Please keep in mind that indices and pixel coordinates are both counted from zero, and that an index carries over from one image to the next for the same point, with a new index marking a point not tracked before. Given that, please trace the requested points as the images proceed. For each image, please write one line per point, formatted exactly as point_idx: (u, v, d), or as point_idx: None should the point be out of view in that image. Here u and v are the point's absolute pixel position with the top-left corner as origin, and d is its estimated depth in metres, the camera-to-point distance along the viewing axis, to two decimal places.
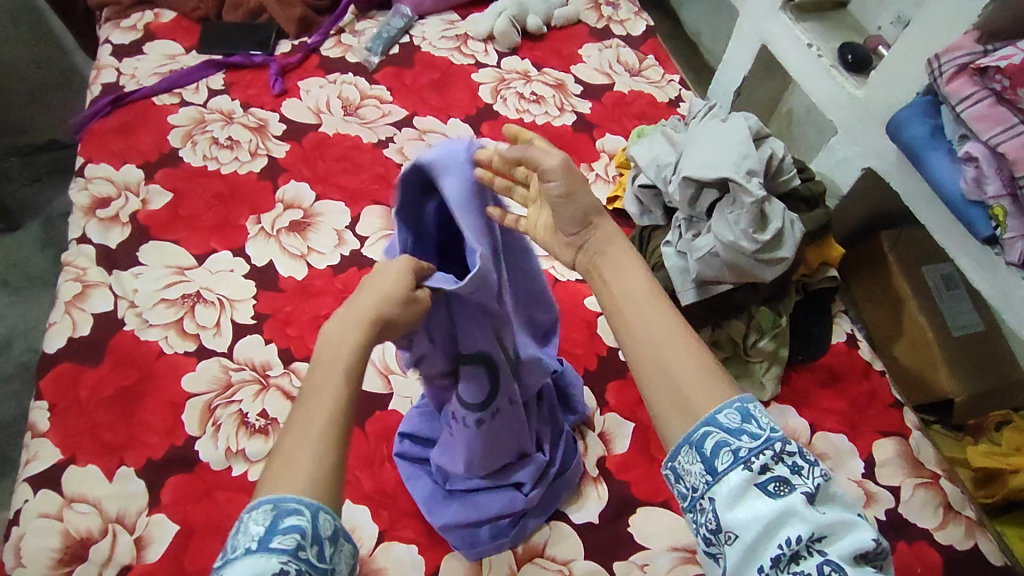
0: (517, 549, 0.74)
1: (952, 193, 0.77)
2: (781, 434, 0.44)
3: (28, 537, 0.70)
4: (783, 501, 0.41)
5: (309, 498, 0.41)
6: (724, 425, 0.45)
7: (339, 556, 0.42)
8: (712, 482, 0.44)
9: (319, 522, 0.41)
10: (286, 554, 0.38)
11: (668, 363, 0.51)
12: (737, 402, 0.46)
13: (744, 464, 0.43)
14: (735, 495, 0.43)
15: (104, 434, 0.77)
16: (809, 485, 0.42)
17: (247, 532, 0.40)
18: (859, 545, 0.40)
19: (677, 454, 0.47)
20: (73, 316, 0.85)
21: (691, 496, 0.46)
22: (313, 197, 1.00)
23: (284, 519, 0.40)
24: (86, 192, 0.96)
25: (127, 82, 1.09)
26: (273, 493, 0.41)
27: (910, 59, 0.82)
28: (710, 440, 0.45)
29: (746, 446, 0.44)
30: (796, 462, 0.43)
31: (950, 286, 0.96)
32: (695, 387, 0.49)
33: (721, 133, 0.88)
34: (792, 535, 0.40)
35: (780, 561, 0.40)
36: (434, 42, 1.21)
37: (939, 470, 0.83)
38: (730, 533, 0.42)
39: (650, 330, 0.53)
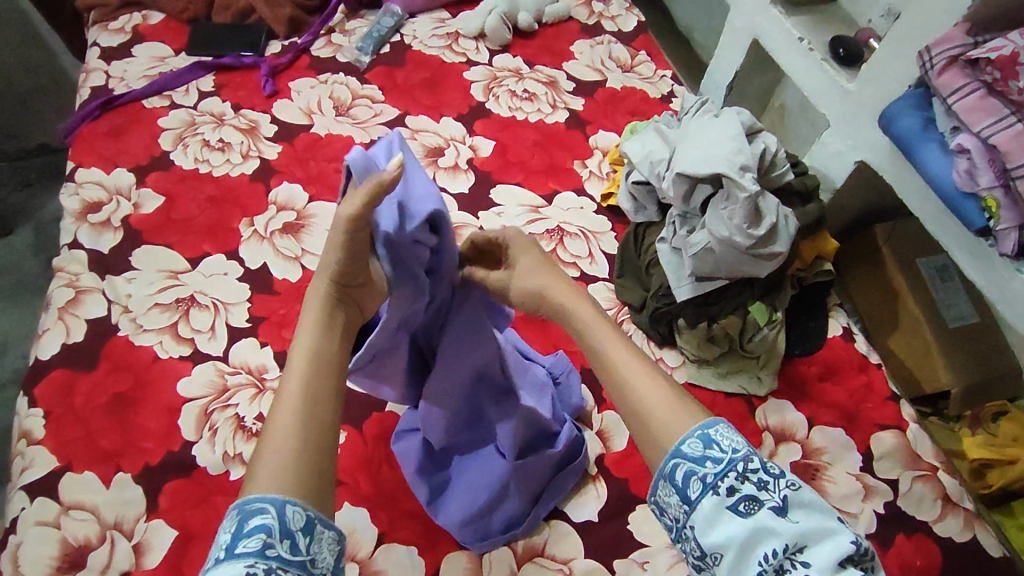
0: (517, 549, 0.74)
1: (946, 186, 0.76)
2: (743, 452, 0.45)
3: (26, 545, 0.70)
4: (755, 520, 0.43)
5: (274, 494, 0.42)
6: (688, 454, 0.46)
7: (318, 545, 0.42)
8: (690, 510, 0.45)
9: (286, 516, 0.41)
10: (252, 556, 0.39)
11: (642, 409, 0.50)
12: (696, 430, 0.47)
13: (712, 490, 0.44)
14: (711, 520, 0.44)
15: (100, 440, 0.77)
16: (776, 500, 0.43)
17: (217, 541, 0.40)
18: (839, 549, 0.40)
19: (656, 488, 0.48)
20: (66, 322, 0.84)
21: (676, 525, 0.47)
22: (307, 198, 0.99)
23: (248, 522, 0.40)
24: (77, 197, 0.95)
25: (116, 85, 1.08)
26: (242, 497, 0.42)
27: (901, 52, 0.82)
28: (680, 470, 0.46)
29: (711, 472, 0.45)
30: (761, 478, 0.44)
31: (945, 278, 0.97)
32: (664, 416, 0.49)
33: (714, 128, 0.88)
34: (769, 551, 0.42)
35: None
36: (425, 40, 1.21)
37: (935, 462, 0.83)
38: (715, 555, 0.44)
39: (615, 374, 0.54)
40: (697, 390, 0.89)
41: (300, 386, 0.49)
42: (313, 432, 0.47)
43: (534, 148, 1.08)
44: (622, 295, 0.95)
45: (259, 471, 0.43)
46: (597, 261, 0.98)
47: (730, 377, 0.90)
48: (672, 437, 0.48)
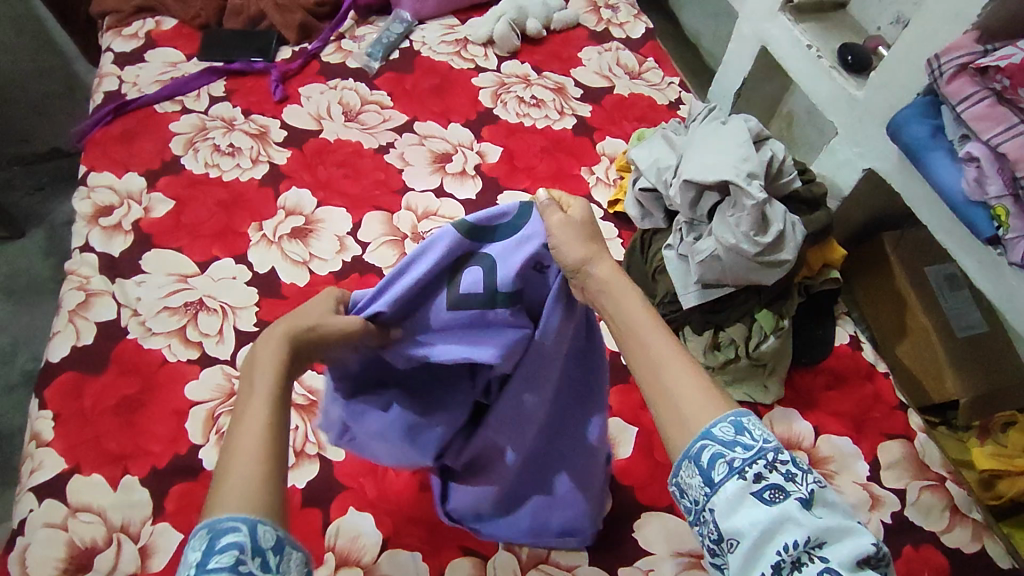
0: (521, 555, 0.74)
1: (954, 194, 0.76)
2: (774, 443, 0.44)
3: (34, 546, 0.70)
4: (779, 508, 0.42)
5: (245, 513, 0.41)
6: (718, 438, 0.45)
7: (287, 564, 0.42)
8: (711, 493, 0.44)
9: (258, 535, 0.40)
10: (225, 572, 0.38)
11: (674, 394, 0.48)
12: (730, 415, 0.46)
13: (739, 474, 0.43)
14: (733, 504, 0.43)
15: (108, 443, 0.77)
16: (803, 492, 0.42)
17: (187, 560, 0.40)
18: (860, 549, 0.40)
19: (678, 469, 0.47)
20: (77, 324, 0.85)
21: (695, 509, 0.46)
22: (315, 203, 1.00)
23: (220, 539, 0.39)
24: (88, 201, 0.97)
25: (128, 90, 1.09)
26: (208, 517, 0.41)
27: (911, 60, 0.82)
28: (707, 452, 0.45)
29: (740, 456, 0.44)
30: (790, 470, 0.43)
31: (954, 286, 0.96)
32: (693, 403, 0.47)
33: (721, 136, 0.88)
34: (789, 541, 0.41)
35: (782, 568, 0.41)
36: (434, 47, 1.21)
37: (944, 472, 0.83)
38: (732, 540, 0.43)
39: (655, 364, 0.50)
40: None
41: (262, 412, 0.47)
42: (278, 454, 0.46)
43: (541, 155, 1.09)
44: None
45: (223, 490, 0.42)
46: None
47: (736, 385, 0.89)
48: (697, 422, 0.46)
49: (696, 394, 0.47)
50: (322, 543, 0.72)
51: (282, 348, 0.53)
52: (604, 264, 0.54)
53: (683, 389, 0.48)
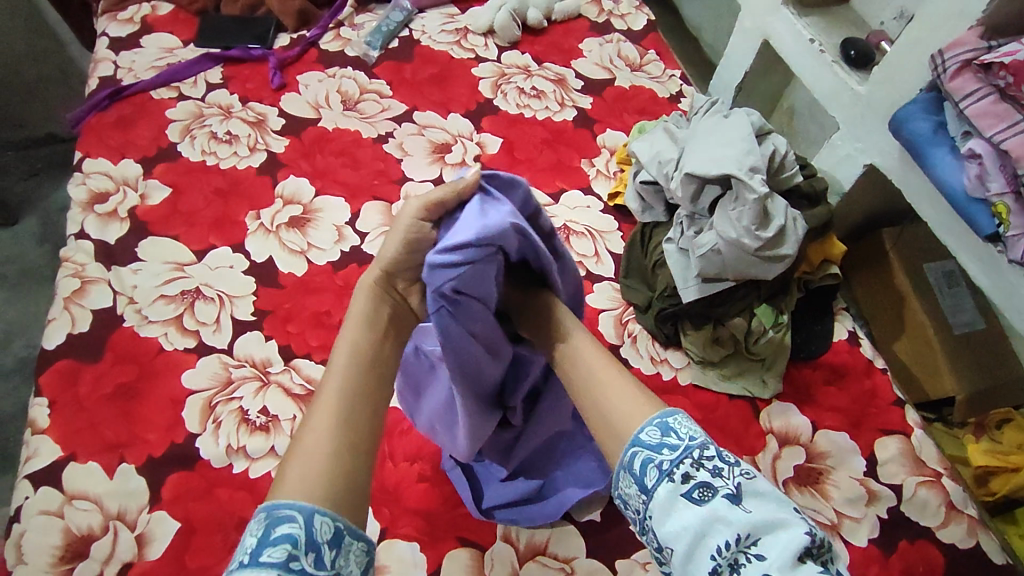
0: (519, 546, 0.74)
1: (954, 190, 0.77)
2: (699, 440, 0.46)
3: (30, 533, 0.70)
4: (708, 507, 0.43)
5: (302, 503, 0.42)
6: (646, 443, 0.47)
7: (344, 559, 0.41)
8: (648, 500, 0.45)
9: (313, 526, 0.41)
10: (278, 567, 0.38)
11: (609, 412, 0.52)
12: (656, 419, 0.49)
13: (668, 477, 0.45)
14: (667, 510, 0.44)
15: (104, 431, 0.77)
16: (730, 486, 0.43)
17: (242, 547, 0.40)
18: (792, 541, 0.40)
19: (618, 482, 0.48)
20: (72, 312, 0.84)
21: (637, 518, 0.47)
22: (313, 192, 0.99)
23: (275, 530, 0.40)
24: (83, 187, 0.95)
25: (124, 75, 1.08)
26: (269, 502, 0.42)
27: (914, 56, 0.81)
28: (638, 459, 0.47)
29: (667, 459, 0.45)
30: (717, 466, 0.44)
31: (951, 284, 0.96)
32: (621, 412, 0.51)
33: (723, 129, 0.87)
34: (721, 542, 0.41)
35: (719, 571, 0.41)
36: (434, 36, 1.20)
37: (940, 468, 0.83)
38: (669, 547, 0.44)
39: (589, 379, 0.56)
40: (702, 392, 0.88)
41: (339, 383, 0.51)
42: (350, 431, 0.49)
43: (541, 146, 1.08)
44: (628, 294, 0.94)
45: (285, 476, 0.44)
46: (602, 261, 0.97)
47: (734, 378, 0.89)
48: (628, 428, 0.49)
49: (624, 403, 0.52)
50: None
51: (365, 307, 0.57)
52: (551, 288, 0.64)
53: (614, 401, 0.52)
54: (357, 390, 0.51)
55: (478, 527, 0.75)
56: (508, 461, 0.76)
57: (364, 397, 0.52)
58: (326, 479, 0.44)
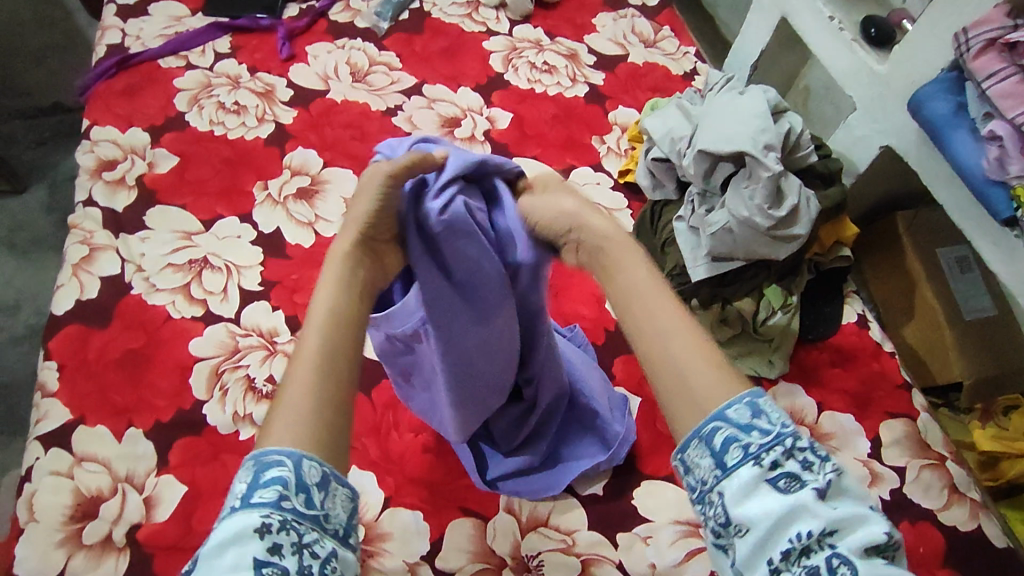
0: (521, 518, 0.74)
1: (973, 173, 0.75)
2: (793, 428, 0.39)
3: (40, 493, 0.71)
4: (794, 497, 0.36)
5: (289, 448, 0.39)
6: (733, 420, 0.39)
7: (331, 502, 0.39)
8: (722, 477, 0.39)
9: (303, 470, 0.38)
10: (268, 507, 0.36)
11: (679, 357, 0.43)
12: (746, 396, 0.40)
13: (754, 460, 0.38)
14: (747, 491, 0.37)
15: (113, 396, 0.77)
16: (821, 481, 0.37)
17: (232, 491, 0.38)
18: (872, 539, 0.35)
19: (685, 447, 0.41)
20: (80, 278, 0.85)
21: (699, 489, 0.40)
22: (321, 163, 0.99)
23: (265, 473, 0.37)
24: (91, 154, 0.95)
25: (132, 43, 1.07)
26: (257, 452, 0.39)
27: (936, 34, 0.79)
28: (720, 435, 0.39)
29: (756, 442, 0.38)
30: (808, 457, 0.38)
31: (964, 268, 0.95)
32: (707, 382, 0.41)
33: (739, 106, 0.86)
34: (803, 530, 0.36)
35: (791, 558, 0.36)
36: (445, 8, 1.18)
37: (945, 452, 0.83)
38: (740, 528, 0.37)
39: (667, 339, 0.44)
40: None
41: (316, 347, 0.44)
42: (331, 383, 0.43)
43: (551, 122, 1.07)
44: None
45: (271, 432, 0.40)
46: None
47: (741, 359, 0.89)
48: (717, 397, 0.41)
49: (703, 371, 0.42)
50: None
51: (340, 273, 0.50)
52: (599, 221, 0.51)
53: (685, 350, 0.43)
54: (337, 341, 0.46)
55: (482, 498, 0.75)
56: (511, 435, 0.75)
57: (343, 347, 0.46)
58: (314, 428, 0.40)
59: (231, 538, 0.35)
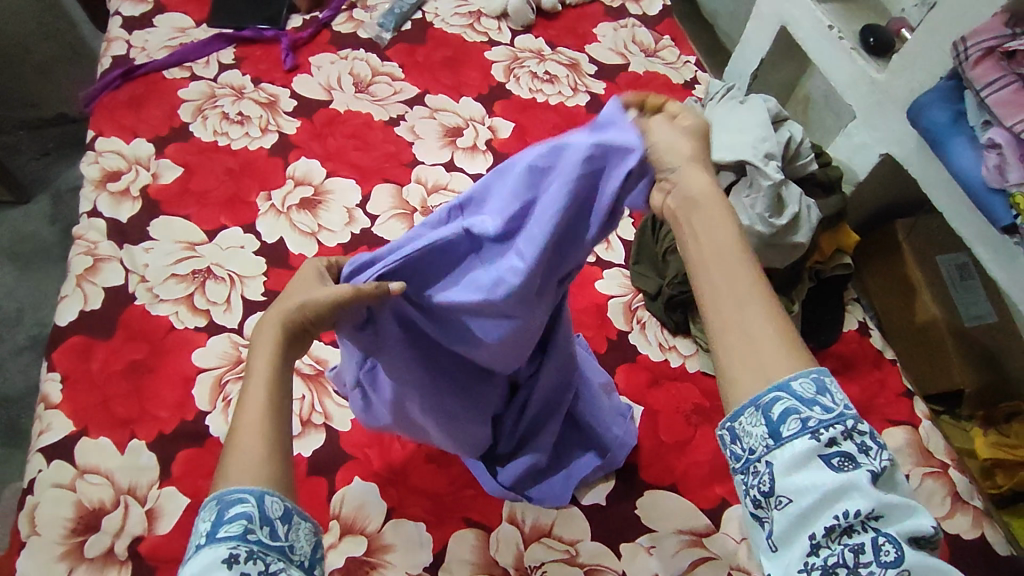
0: (524, 528, 0.74)
1: (973, 181, 0.75)
2: (854, 411, 0.39)
3: (43, 505, 0.71)
4: (847, 476, 0.37)
5: (253, 486, 0.41)
6: (797, 393, 0.39)
7: (296, 533, 0.41)
8: (774, 447, 0.39)
9: (266, 505, 0.40)
10: (234, 540, 0.38)
11: (750, 325, 0.42)
12: (811, 372, 0.40)
13: (811, 434, 0.38)
14: (799, 464, 0.38)
15: (116, 407, 0.78)
16: (875, 466, 0.38)
17: (198, 529, 0.40)
18: (917, 529, 0.36)
19: (737, 414, 0.41)
20: (84, 289, 0.85)
21: (746, 457, 0.40)
22: (324, 173, 0.99)
23: (229, 509, 0.39)
24: (96, 165, 0.96)
25: (137, 55, 1.08)
26: (219, 490, 0.41)
27: (935, 43, 0.80)
28: (780, 405, 0.39)
29: (816, 417, 0.38)
30: (865, 441, 0.38)
31: (964, 276, 0.95)
32: (773, 348, 0.41)
33: (739, 115, 0.86)
34: (850, 508, 0.36)
35: (833, 532, 0.37)
36: (447, 19, 1.19)
37: (948, 460, 0.82)
38: (783, 498, 0.38)
39: (731, 304, 0.43)
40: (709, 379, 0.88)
41: (263, 393, 0.46)
42: (281, 428, 0.45)
43: (553, 131, 1.08)
44: (638, 281, 0.93)
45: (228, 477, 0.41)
46: (612, 247, 0.97)
47: None
48: (777, 367, 0.40)
49: (774, 338, 0.41)
50: (327, 511, 0.73)
51: (277, 332, 0.49)
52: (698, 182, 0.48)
53: (757, 318, 0.42)
54: (282, 389, 0.47)
55: (483, 508, 0.75)
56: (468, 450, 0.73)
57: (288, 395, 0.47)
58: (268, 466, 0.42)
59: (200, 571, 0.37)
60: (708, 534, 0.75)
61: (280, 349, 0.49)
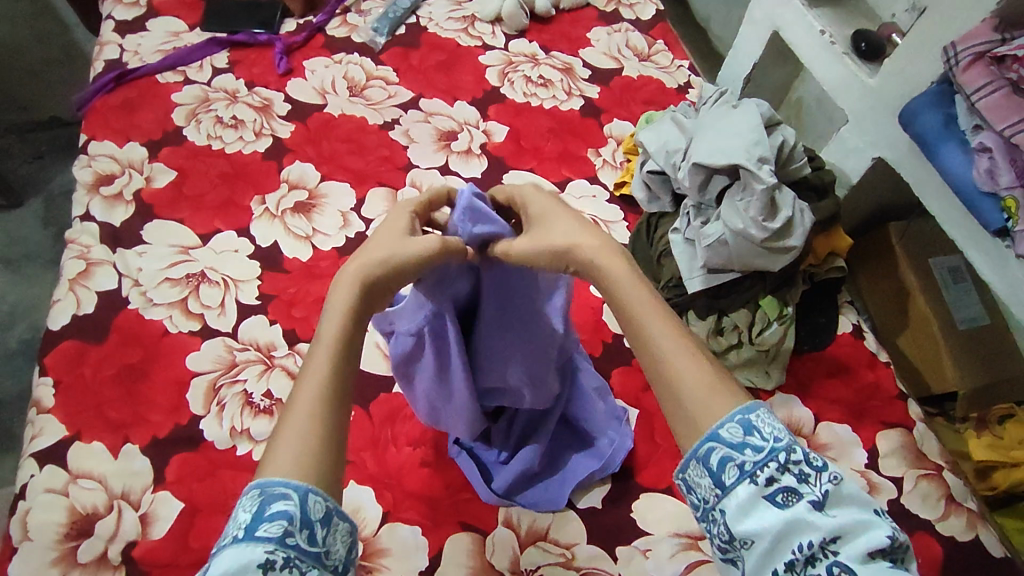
0: (520, 532, 0.74)
1: (965, 185, 0.77)
2: (786, 441, 0.41)
3: (35, 511, 0.70)
4: (792, 511, 0.39)
5: (297, 481, 0.40)
6: (726, 440, 0.42)
7: (334, 537, 0.40)
8: (722, 495, 0.41)
9: (307, 505, 0.39)
10: (272, 542, 0.37)
11: (670, 371, 0.46)
12: (737, 413, 0.43)
13: (750, 478, 0.40)
14: (746, 508, 0.40)
15: (109, 412, 0.77)
16: (817, 493, 0.40)
17: (235, 519, 0.39)
18: (874, 543, 0.37)
19: (686, 466, 0.44)
20: (77, 293, 0.85)
21: (703, 506, 0.43)
22: (319, 177, 0.99)
23: (271, 505, 0.38)
24: (89, 168, 0.95)
25: (130, 58, 1.08)
26: (263, 477, 0.40)
27: (925, 48, 0.80)
28: (715, 455, 0.42)
29: (750, 460, 0.41)
30: (803, 470, 0.40)
31: (957, 279, 0.96)
32: (697, 401, 0.44)
33: (732, 119, 0.87)
34: (805, 540, 0.38)
35: (796, 566, 0.38)
36: (441, 23, 1.20)
37: (941, 462, 0.83)
38: (745, 540, 0.40)
39: (656, 355, 0.47)
40: None
41: (327, 364, 0.47)
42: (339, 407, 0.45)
43: (547, 135, 1.08)
44: None
45: (279, 455, 0.41)
46: None
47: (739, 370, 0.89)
48: (706, 421, 0.43)
49: (698, 393, 0.44)
50: None
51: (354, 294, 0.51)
52: (589, 237, 0.54)
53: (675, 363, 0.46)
54: (345, 362, 0.48)
55: (479, 512, 0.75)
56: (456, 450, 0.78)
57: (348, 372, 0.48)
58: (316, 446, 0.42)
59: (235, 568, 0.35)
60: (704, 537, 0.75)
61: (353, 313, 0.50)
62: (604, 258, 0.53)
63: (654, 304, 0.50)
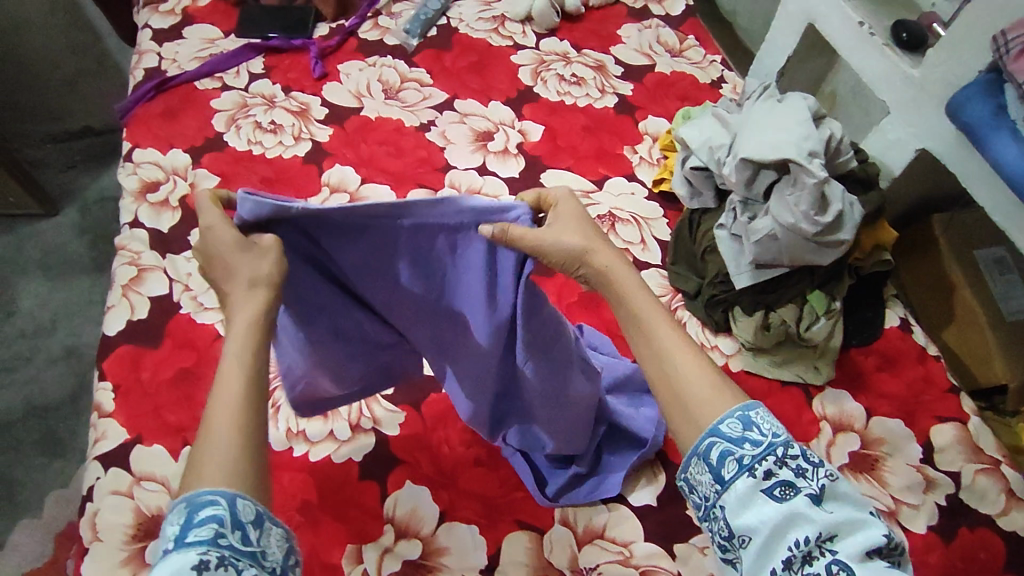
0: (577, 530, 0.74)
1: (1016, 174, 0.75)
2: (783, 438, 0.44)
3: (103, 512, 0.72)
4: (788, 505, 0.41)
5: (224, 487, 0.39)
6: (726, 435, 0.45)
7: (268, 539, 0.40)
8: (722, 491, 0.44)
9: (238, 509, 0.39)
10: (205, 544, 0.37)
11: (675, 377, 0.49)
12: (737, 410, 0.46)
13: (748, 472, 0.43)
14: (744, 502, 0.43)
15: (167, 415, 0.79)
16: (813, 487, 0.42)
17: (164, 534, 0.38)
18: (870, 541, 0.39)
19: (688, 466, 0.47)
20: (130, 299, 0.86)
21: (705, 504, 0.46)
22: (359, 180, 1.00)
23: (198, 513, 0.38)
24: (135, 176, 0.97)
25: (168, 67, 1.09)
26: (188, 490, 0.39)
27: (974, 36, 0.79)
28: (716, 450, 0.45)
29: (749, 454, 0.44)
30: (799, 465, 0.43)
31: (1003, 270, 0.95)
32: (699, 397, 0.48)
33: (778, 114, 0.86)
34: (800, 536, 0.40)
35: (792, 563, 0.41)
36: (471, 23, 1.20)
37: (999, 456, 0.82)
38: (743, 537, 0.42)
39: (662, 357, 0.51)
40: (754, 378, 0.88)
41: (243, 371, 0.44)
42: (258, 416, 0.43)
43: (583, 133, 1.08)
44: (676, 282, 0.94)
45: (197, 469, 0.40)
46: (648, 248, 0.97)
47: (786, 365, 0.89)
48: (705, 415, 0.47)
49: (700, 390, 0.48)
50: (380, 516, 0.73)
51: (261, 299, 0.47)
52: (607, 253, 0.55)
53: (681, 372, 0.49)
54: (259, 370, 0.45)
55: (536, 510, 0.75)
56: (358, 357, 0.64)
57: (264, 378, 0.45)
58: (234, 434, 0.41)
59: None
60: None
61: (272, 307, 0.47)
62: (620, 271, 0.55)
63: (658, 306, 0.54)
